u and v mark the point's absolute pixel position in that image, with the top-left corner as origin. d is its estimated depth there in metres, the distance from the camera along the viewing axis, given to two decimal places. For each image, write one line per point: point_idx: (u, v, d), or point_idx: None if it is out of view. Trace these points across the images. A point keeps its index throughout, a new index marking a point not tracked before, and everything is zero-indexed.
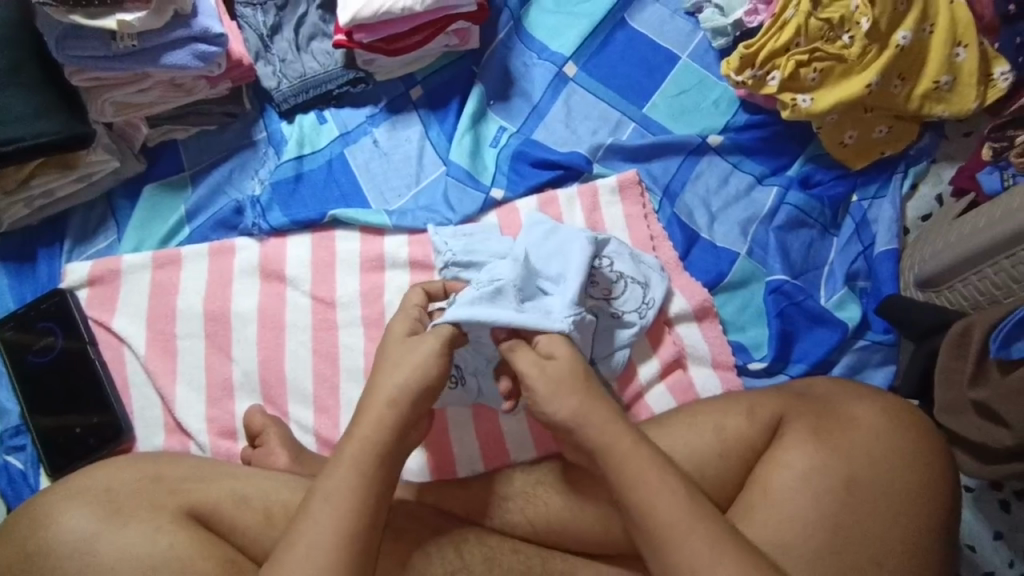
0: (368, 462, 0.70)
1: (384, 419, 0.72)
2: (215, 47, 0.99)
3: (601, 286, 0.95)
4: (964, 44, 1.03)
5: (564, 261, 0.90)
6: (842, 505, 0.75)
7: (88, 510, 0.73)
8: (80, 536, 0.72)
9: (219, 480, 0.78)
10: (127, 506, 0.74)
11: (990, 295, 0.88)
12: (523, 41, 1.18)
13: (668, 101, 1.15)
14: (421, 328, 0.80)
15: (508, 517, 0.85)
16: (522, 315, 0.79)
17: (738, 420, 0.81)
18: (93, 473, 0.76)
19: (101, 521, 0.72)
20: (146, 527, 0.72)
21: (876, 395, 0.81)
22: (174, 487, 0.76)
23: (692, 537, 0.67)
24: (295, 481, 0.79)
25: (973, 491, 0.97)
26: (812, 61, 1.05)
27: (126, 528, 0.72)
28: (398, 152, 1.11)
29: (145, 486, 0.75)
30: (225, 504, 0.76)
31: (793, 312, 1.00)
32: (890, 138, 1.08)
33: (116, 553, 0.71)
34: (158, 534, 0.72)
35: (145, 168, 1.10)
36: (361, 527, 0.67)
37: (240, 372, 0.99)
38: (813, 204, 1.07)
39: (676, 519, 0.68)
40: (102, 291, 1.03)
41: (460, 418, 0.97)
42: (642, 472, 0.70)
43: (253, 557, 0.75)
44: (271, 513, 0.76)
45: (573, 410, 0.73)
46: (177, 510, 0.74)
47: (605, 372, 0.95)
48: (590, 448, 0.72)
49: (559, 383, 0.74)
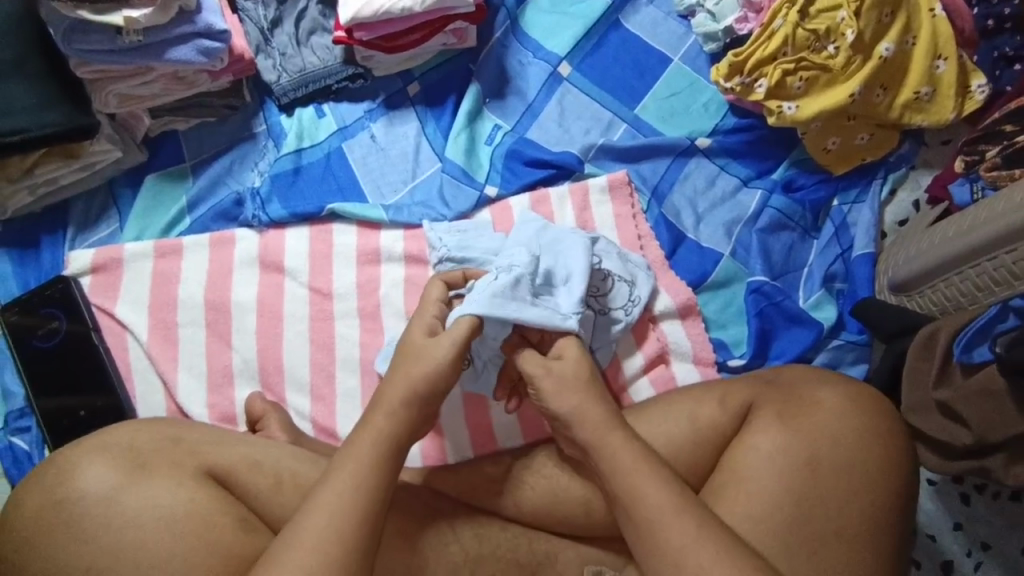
0: (369, 440, 0.75)
1: (384, 398, 0.77)
2: (218, 42, 1.02)
3: (594, 284, 0.99)
4: (944, 57, 1.08)
5: (564, 258, 0.95)
6: (808, 492, 0.79)
7: (111, 464, 0.75)
8: (103, 489, 0.74)
9: (235, 444, 0.82)
10: (150, 463, 0.76)
11: (956, 301, 0.94)
12: (519, 40, 1.20)
13: (659, 103, 1.18)
14: (439, 327, 0.84)
15: (498, 499, 0.89)
16: (538, 311, 0.85)
17: (711, 408, 0.87)
18: (116, 431, 0.79)
19: (123, 474, 0.75)
20: (170, 482, 0.75)
21: (840, 382, 0.86)
22: (193, 449, 0.79)
23: (681, 519, 0.71)
24: (299, 451, 0.83)
25: (935, 484, 1.03)
26: (798, 70, 1.08)
27: (146, 481, 0.75)
28: (395, 147, 1.14)
29: (167, 446, 0.79)
30: (240, 466, 0.80)
31: (773, 312, 1.05)
32: (872, 145, 1.12)
33: (138, 504, 0.73)
34: (179, 488, 0.75)
35: (146, 158, 1.12)
36: (367, 493, 0.72)
37: (239, 360, 1.03)
38: (794, 208, 1.11)
39: (662, 501, 0.73)
40: (105, 279, 1.05)
41: (451, 404, 1.01)
42: (617, 450, 0.76)
43: (264, 520, 0.79)
44: (281, 478, 0.81)
45: (576, 406, 0.79)
46: (197, 469, 0.78)
47: (601, 358, 1.00)
48: (582, 440, 0.78)
49: (564, 383, 0.80)
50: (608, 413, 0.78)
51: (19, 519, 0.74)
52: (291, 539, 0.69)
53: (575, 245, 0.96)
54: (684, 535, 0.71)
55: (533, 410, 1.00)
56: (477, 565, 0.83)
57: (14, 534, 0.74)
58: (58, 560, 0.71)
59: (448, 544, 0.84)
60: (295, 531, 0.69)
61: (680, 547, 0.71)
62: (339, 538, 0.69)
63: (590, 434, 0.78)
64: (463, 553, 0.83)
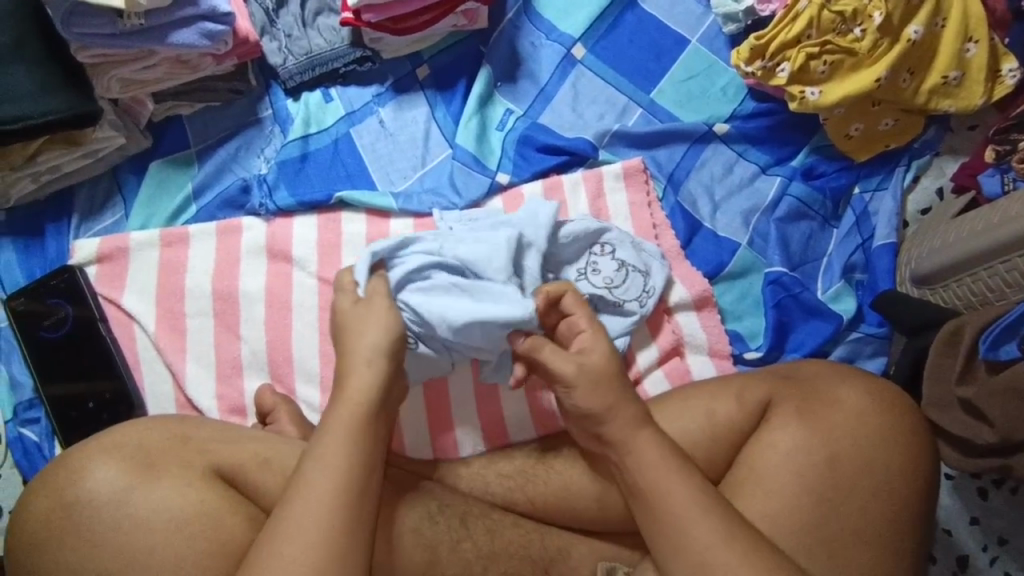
0: (352, 414, 0.75)
1: (362, 388, 0.76)
2: (221, 25, 1.00)
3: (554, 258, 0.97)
4: (975, 39, 1.04)
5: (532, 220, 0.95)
6: (827, 492, 0.78)
7: (119, 465, 0.75)
8: (113, 489, 0.73)
9: (242, 442, 0.80)
10: (159, 463, 0.76)
11: (982, 296, 0.91)
12: (532, 21, 1.16)
13: (675, 87, 1.14)
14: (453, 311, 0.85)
15: (510, 494, 0.88)
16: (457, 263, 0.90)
17: (728, 405, 0.85)
18: (125, 430, 0.78)
19: (132, 475, 0.74)
20: (177, 481, 0.74)
21: (860, 377, 0.83)
22: (201, 447, 0.78)
23: (690, 523, 0.71)
24: None
25: (953, 478, 1.02)
26: (823, 53, 1.04)
27: (156, 482, 0.74)
28: (403, 133, 1.11)
29: (175, 445, 0.78)
30: (250, 464, 0.79)
31: (790, 304, 1.03)
32: (895, 131, 1.09)
33: (150, 506, 0.73)
34: (188, 489, 0.74)
35: (151, 145, 1.10)
36: None
37: (248, 351, 1.01)
38: (814, 196, 1.08)
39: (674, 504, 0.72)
40: (110, 268, 1.04)
41: (413, 365, 0.93)
42: (643, 448, 0.76)
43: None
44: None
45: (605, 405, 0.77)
46: (206, 469, 0.77)
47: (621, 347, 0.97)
48: (607, 436, 0.78)
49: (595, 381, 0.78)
50: (637, 410, 0.77)
51: (28, 522, 0.73)
52: (284, 529, 0.68)
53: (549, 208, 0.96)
54: (693, 531, 0.71)
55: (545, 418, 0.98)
56: (490, 562, 0.82)
57: (25, 533, 0.73)
58: (72, 560, 0.71)
59: (459, 543, 0.82)
60: (303, 528, 0.68)
61: (703, 547, 0.70)
62: (343, 538, 0.69)
63: (620, 434, 0.77)
64: (475, 550, 0.82)
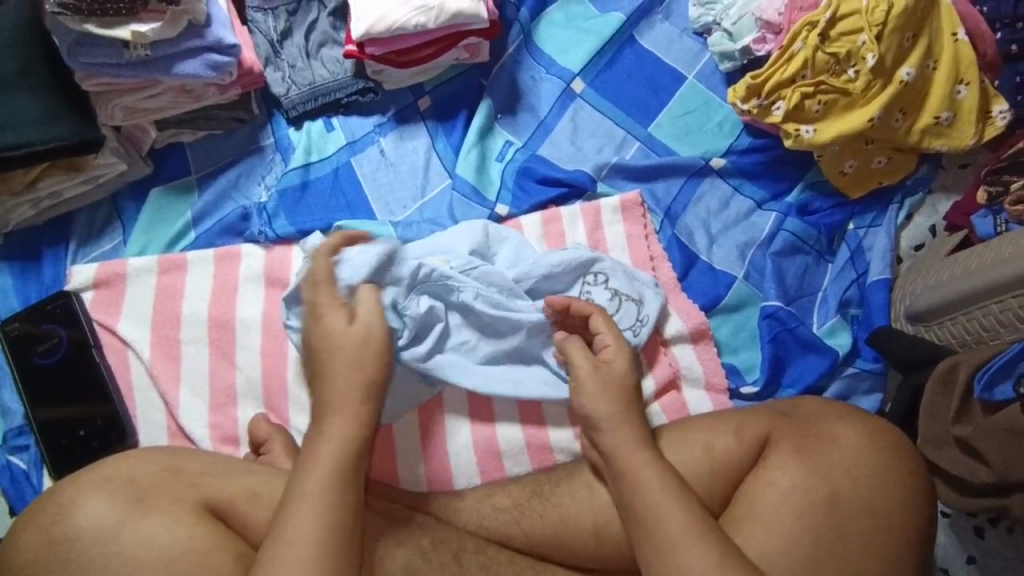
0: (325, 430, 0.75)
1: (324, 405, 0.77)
2: (227, 57, 1.01)
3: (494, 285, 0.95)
4: (966, 82, 1.06)
5: (454, 240, 0.98)
6: (825, 534, 0.77)
7: (110, 500, 0.74)
8: (102, 526, 0.72)
9: (234, 475, 0.79)
10: (149, 498, 0.75)
11: (977, 334, 0.93)
12: (532, 55, 1.18)
13: (672, 122, 1.16)
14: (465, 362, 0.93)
15: (505, 530, 0.87)
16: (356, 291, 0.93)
17: (726, 439, 0.84)
18: (116, 463, 0.77)
19: (123, 511, 0.73)
20: (167, 518, 0.73)
21: (859, 417, 0.83)
22: (194, 481, 0.77)
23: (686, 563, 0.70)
24: None
25: (949, 516, 1.01)
26: (817, 93, 1.06)
27: (146, 518, 0.73)
28: (404, 162, 1.12)
29: (167, 478, 0.77)
30: (241, 499, 0.78)
31: (786, 338, 1.03)
32: (889, 169, 1.10)
33: (139, 542, 0.72)
34: (178, 525, 0.73)
35: (152, 171, 1.10)
36: None
37: (242, 380, 1.01)
38: (810, 231, 1.09)
39: (674, 540, 0.71)
40: (107, 294, 1.03)
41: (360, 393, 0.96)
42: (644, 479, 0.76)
43: None
44: None
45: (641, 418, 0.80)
46: (196, 503, 0.76)
47: (631, 337, 0.97)
48: (609, 450, 0.79)
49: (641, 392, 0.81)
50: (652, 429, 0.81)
51: (12, 558, 0.72)
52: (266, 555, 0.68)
53: (476, 228, 0.99)
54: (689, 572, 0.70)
55: (541, 435, 0.98)
56: None
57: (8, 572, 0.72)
58: None
59: None
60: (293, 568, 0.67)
61: None
62: None
63: (619, 454, 0.78)
64: None
